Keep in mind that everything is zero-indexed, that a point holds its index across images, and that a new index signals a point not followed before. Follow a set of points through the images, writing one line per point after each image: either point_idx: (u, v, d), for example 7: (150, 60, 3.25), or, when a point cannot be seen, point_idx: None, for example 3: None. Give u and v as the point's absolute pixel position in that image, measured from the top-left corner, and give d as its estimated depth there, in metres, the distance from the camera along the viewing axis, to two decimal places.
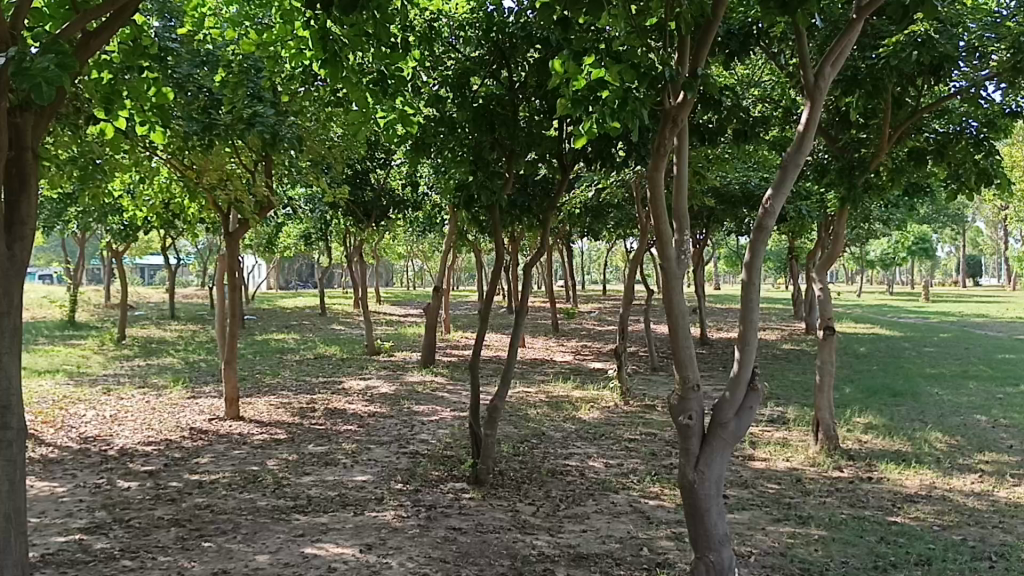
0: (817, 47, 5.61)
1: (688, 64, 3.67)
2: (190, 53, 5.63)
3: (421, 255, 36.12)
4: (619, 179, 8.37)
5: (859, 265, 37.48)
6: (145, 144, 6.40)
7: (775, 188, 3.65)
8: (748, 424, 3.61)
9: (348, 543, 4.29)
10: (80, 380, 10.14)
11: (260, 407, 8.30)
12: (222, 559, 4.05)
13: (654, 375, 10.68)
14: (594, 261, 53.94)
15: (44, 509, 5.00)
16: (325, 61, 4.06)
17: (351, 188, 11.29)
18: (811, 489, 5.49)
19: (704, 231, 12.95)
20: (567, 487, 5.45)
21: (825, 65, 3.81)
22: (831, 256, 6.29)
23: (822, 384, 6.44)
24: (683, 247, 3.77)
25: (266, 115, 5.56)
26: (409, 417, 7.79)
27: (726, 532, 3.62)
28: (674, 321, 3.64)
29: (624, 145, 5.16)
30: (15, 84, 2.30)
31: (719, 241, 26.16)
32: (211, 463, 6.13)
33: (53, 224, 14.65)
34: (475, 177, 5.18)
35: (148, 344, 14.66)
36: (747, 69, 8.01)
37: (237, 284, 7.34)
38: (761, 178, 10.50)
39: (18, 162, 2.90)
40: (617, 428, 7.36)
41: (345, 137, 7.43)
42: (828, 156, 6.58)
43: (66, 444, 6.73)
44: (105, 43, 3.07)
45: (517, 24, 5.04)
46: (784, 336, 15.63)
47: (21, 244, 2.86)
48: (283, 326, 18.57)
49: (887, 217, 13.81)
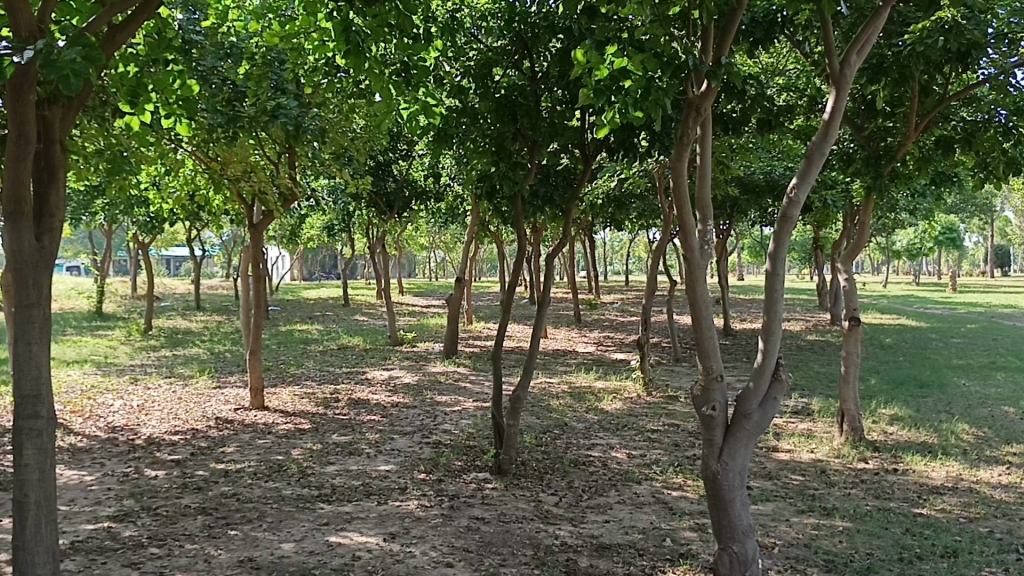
0: (842, 34, 5.53)
1: (711, 54, 3.66)
2: (215, 45, 5.68)
3: (445, 246, 36.41)
4: (642, 169, 8.35)
5: (885, 254, 37.23)
6: (170, 137, 6.43)
7: (799, 177, 3.62)
8: (772, 415, 3.59)
9: (372, 532, 4.33)
10: (107, 370, 10.26)
11: (284, 397, 8.36)
12: (247, 548, 4.09)
13: (677, 366, 10.64)
14: (617, 251, 54.12)
15: (73, 497, 5.07)
16: (347, 52, 4.05)
17: (374, 179, 11.36)
18: (835, 481, 5.46)
19: (728, 222, 12.90)
20: (590, 478, 5.45)
21: (851, 53, 3.80)
22: (856, 247, 6.23)
23: (847, 375, 6.38)
24: (707, 237, 3.72)
25: (288, 107, 5.64)
26: (432, 408, 7.83)
27: (750, 523, 3.61)
28: (697, 312, 3.63)
29: (647, 135, 5.12)
30: (44, 76, 2.32)
31: (741, 231, 26.04)
32: (236, 453, 6.19)
33: (81, 215, 14.81)
34: (498, 168, 5.17)
35: (174, 335, 14.81)
36: (773, 58, 7.95)
37: (261, 275, 7.37)
38: (786, 167, 10.45)
39: (46, 154, 2.92)
40: (640, 419, 7.36)
41: (368, 128, 7.45)
42: (854, 145, 6.54)
43: (94, 433, 6.81)
44: (130, 37, 3.09)
45: (540, 13, 5.01)
46: (808, 327, 15.53)
47: (50, 236, 2.88)
48: (307, 317, 18.74)
49: (913, 207, 13.71)
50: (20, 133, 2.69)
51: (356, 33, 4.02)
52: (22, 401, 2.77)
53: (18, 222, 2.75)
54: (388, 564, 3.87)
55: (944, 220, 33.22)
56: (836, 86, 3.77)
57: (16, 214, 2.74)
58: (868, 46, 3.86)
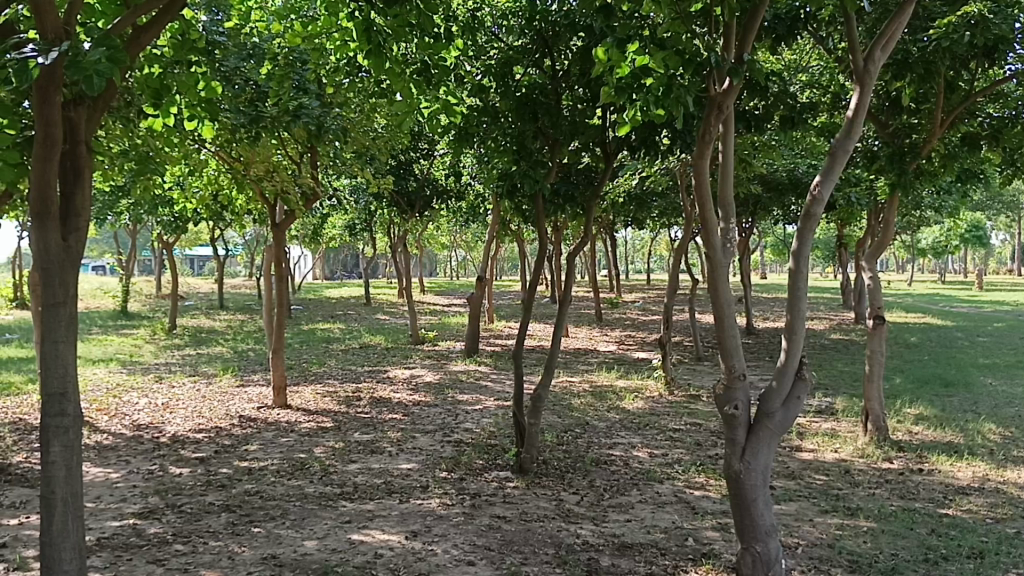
0: (866, 30, 5.47)
1: (733, 51, 3.64)
2: (238, 46, 5.74)
3: (466, 245, 36.47)
4: (664, 167, 8.32)
5: (911, 252, 36.84)
6: (193, 137, 6.48)
7: (822, 175, 3.59)
8: (795, 414, 3.57)
9: (394, 530, 4.34)
10: (132, 369, 10.35)
11: (307, 396, 8.40)
12: (270, 545, 4.12)
13: (699, 365, 10.59)
14: (639, 250, 53.97)
15: (99, 494, 5.13)
16: (368, 52, 4.06)
17: (396, 178, 11.39)
18: (859, 481, 5.41)
19: (750, 220, 12.82)
20: (612, 477, 5.45)
21: (875, 49, 3.78)
22: (881, 245, 6.16)
23: (872, 375, 6.31)
24: (729, 235, 3.70)
25: (311, 107, 5.68)
26: (453, 406, 7.84)
27: (773, 523, 3.58)
28: (720, 309, 3.61)
29: (669, 132, 5.08)
30: (69, 77, 2.36)
31: (764, 228, 25.92)
32: (259, 451, 6.23)
33: (106, 216, 14.92)
34: (518, 168, 5.09)
35: (198, 334, 14.92)
36: (795, 54, 7.90)
37: (284, 274, 7.40)
38: (809, 164, 10.38)
39: (72, 154, 2.94)
40: (662, 418, 7.33)
41: (389, 127, 7.47)
42: (879, 142, 6.49)
43: (119, 431, 6.88)
44: (154, 37, 3.11)
45: (560, 12, 5.00)
46: (832, 326, 15.41)
47: (77, 235, 2.91)
48: (330, 316, 18.84)
49: (939, 204, 13.57)
50: (48, 134, 2.72)
51: (378, 33, 4.03)
52: (50, 399, 2.81)
53: (45, 222, 2.79)
54: (410, 562, 3.88)
55: (971, 217, 32.83)
56: (861, 82, 3.74)
57: (44, 214, 2.78)
58: (892, 42, 3.83)
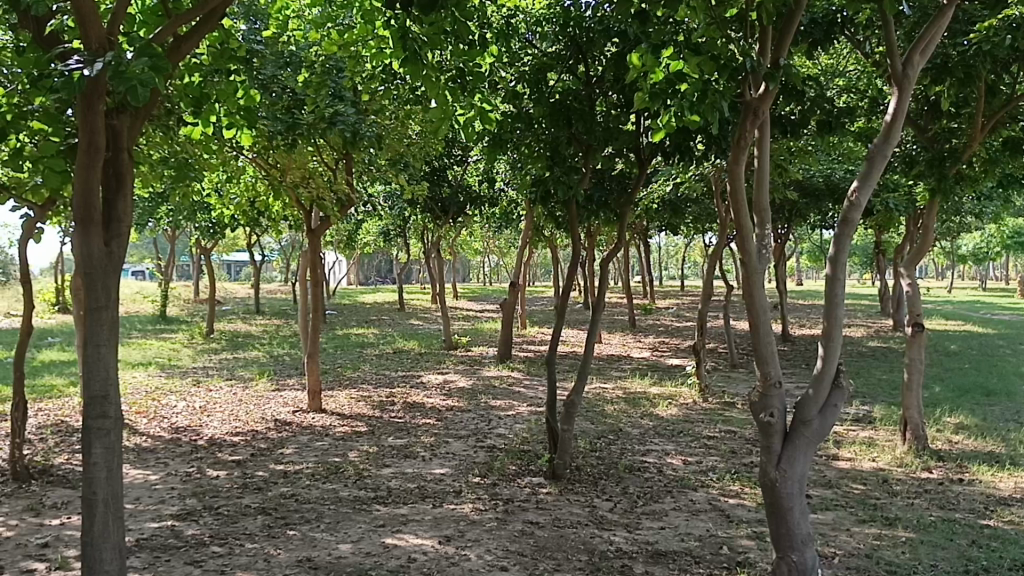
0: (904, 34, 5.37)
1: (770, 56, 3.64)
2: (274, 54, 5.82)
3: (499, 251, 36.61)
4: (698, 172, 8.27)
5: (952, 258, 36.12)
6: (232, 144, 6.61)
7: (860, 180, 3.55)
8: (833, 421, 3.53)
9: (428, 534, 4.36)
10: (171, 372, 10.51)
11: (341, 400, 8.49)
12: (306, 548, 4.16)
13: (734, 373, 10.51)
14: (674, 256, 53.74)
15: (139, 495, 5.21)
16: (405, 60, 4.05)
17: (430, 184, 11.46)
18: (898, 490, 5.33)
19: (786, 226, 12.71)
20: (645, 484, 5.42)
21: (914, 53, 3.75)
22: (920, 251, 6.08)
23: (911, 383, 6.21)
24: (765, 241, 3.67)
25: (346, 114, 5.68)
26: (486, 412, 7.86)
27: (810, 532, 3.55)
28: (755, 315, 3.58)
29: (704, 138, 5.04)
30: (113, 88, 2.41)
31: (800, 233, 25.70)
32: (295, 454, 6.29)
33: (145, 221, 15.18)
34: (552, 172, 5.27)
35: (235, 338, 15.10)
36: (831, 58, 7.85)
37: (319, 280, 7.44)
38: (846, 170, 10.26)
39: (114, 162, 2.99)
40: (696, 425, 7.28)
41: (423, 134, 7.54)
42: (918, 147, 6.39)
43: (159, 433, 7.00)
44: (195, 46, 3.16)
45: (594, 19, 5.05)
46: (870, 333, 15.19)
47: (118, 241, 2.97)
48: (363, 321, 18.95)
49: (980, 209, 13.34)
50: (91, 142, 2.78)
51: (414, 40, 3.99)
52: (91, 402, 2.87)
53: (89, 227, 2.85)
54: (443, 566, 3.90)
55: (1015, 223, 32.03)
56: (900, 86, 3.69)
57: (87, 220, 2.84)
58: (931, 46, 3.80)
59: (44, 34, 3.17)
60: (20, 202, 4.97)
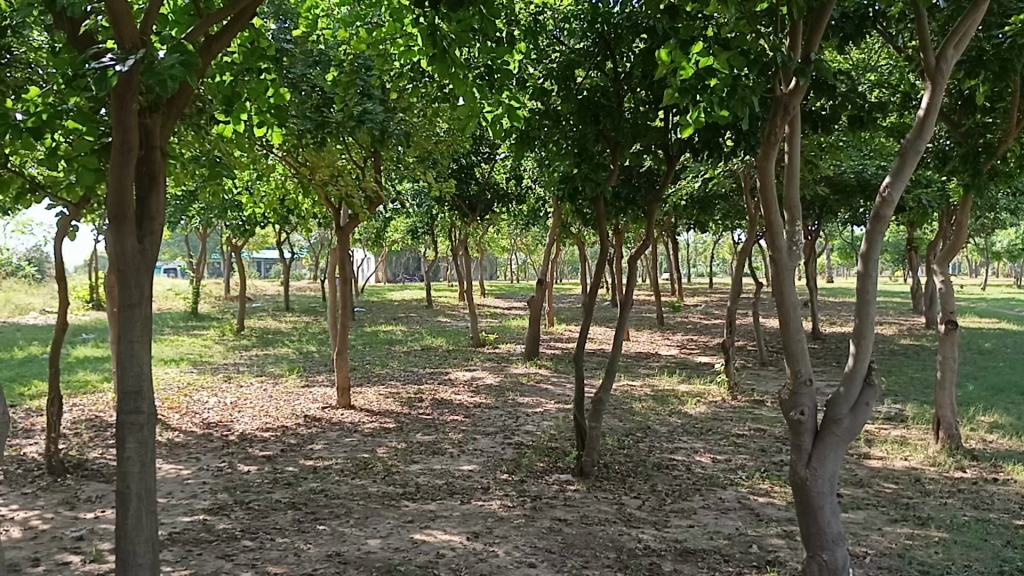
0: (938, 27, 5.26)
1: (800, 50, 3.60)
2: (304, 53, 5.90)
3: (526, 249, 36.64)
4: (727, 168, 8.20)
5: (987, 254, 35.48)
6: (261, 143, 6.69)
7: (892, 176, 3.51)
8: (864, 420, 3.48)
9: (456, 530, 4.38)
10: (202, 369, 10.62)
11: (370, 396, 8.54)
12: (335, 542, 4.19)
13: (763, 371, 10.42)
14: (702, 253, 53.43)
15: (171, 490, 5.28)
16: (433, 57, 3.94)
17: (457, 181, 11.50)
18: (931, 490, 5.26)
19: (816, 223, 12.59)
20: (673, 482, 5.39)
21: (947, 48, 3.68)
22: (953, 248, 5.97)
23: (944, 381, 6.11)
24: (795, 238, 3.64)
25: (375, 113, 5.75)
26: (514, 409, 7.87)
27: (841, 531, 3.52)
28: (786, 314, 3.55)
29: (732, 134, 5.03)
30: (144, 83, 2.45)
31: (831, 229, 25.44)
32: (324, 450, 6.34)
33: (178, 219, 15.34)
34: (580, 169, 5.29)
35: (265, 335, 15.22)
36: (863, 53, 7.80)
37: (347, 277, 7.46)
38: (877, 166, 10.15)
39: (147, 161, 3.02)
40: (725, 423, 7.24)
41: (451, 132, 7.55)
42: (952, 142, 6.31)
43: (190, 429, 7.09)
44: (226, 46, 3.18)
45: (622, 14, 5.00)
46: (903, 331, 15.02)
47: (152, 238, 3.00)
48: (392, 319, 19.04)
49: (1017, 207, 13.13)
50: (124, 140, 2.81)
51: (442, 37, 3.90)
52: (125, 397, 2.91)
53: (122, 225, 2.89)
54: (471, 562, 3.91)
55: None
56: (933, 82, 3.64)
57: (120, 218, 2.87)
58: (965, 39, 3.74)
59: (78, 34, 3.20)
60: (55, 201, 5.05)
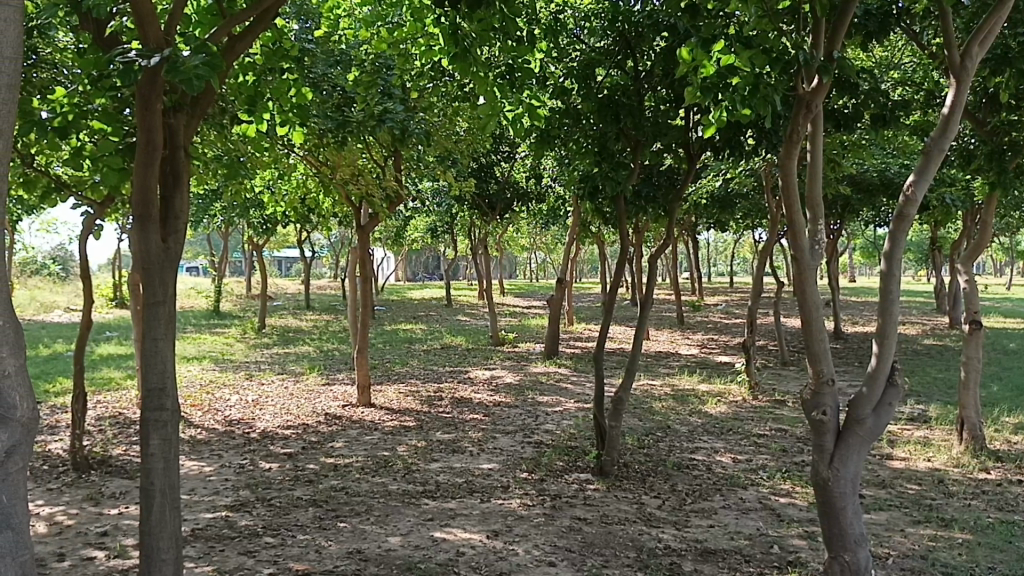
0: (963, 25, 5.19)
1: (823, 49, 3.56)
2: (325, 53, 5.92)
3: (546, 249, 36.57)
4: (749, 168, 8.15)
5: (1010, 253, 35.05)
6: (282, 142, 6.73)
7: (916, 174, 3.48)
8: (887, 420, 3.46)
9: (476, 528, 4.39)
10: (225, 367, 10.68)
11: (390, 395, 8.57)
12: (356, 540, 4.21)
13: (785, 370, 10.36)
14: (722, 253, 53.15)
15: (194, 486, 5.33)
16: (454, 57, 3.97)
17: (477, 180, 11.50)
18: (954, 491, 5.21)
19: (838, 222, 12.49)
20: (694, 482, 5.38)
21: (973, 45, 3.65)
22: (978, 247, 5.90)
23: (968, 381, 6.04)
24: (817, 238, 3.60)
25: (395, 111, 5.67)
26: (533, 408, 7.86)
27: (863, 532, 3.50)
28: (808, 313, 3.52)
29: (753, 132, 5.00)
30: (169, 81, 2.46)
31: (854, 228, 25.25)
32: (345, 448, 6.37)
33: (200, 218, 15.43)
34: (600, 168, 5.25)
35: (287, 333, 15.30)
36: (886, 51, 7.72)
37: (368, 275, 7.46)
38: (901, 164, 10.04)
39: (171, 160, 3.06)
40: (746, 423, 7.20)
41: (471, 131, 7.57)
42: (976, 140, 6.22)
43: (213, 426, 7.14)
44: (249, 46, 3.20)
45: (643, 13, 4.99)
46: (927, 331, 14.86)
47: (175, 237, 3.04)
48: (411, 317, 19.05)
49: None
50: (148, 140, 2.83)
51: (464, 37, 3.92)
52: (150, 394, 2.94)
53: (147, 224, 2.91)
54: (491, 561, 3.91)
55: None
56: (958, 80, 3.61)
57: (145, 217, 2.90)
58: (990, 37, 3.70)
59: (103, 37, 3.23)
60: (80, 199, 5.11)
